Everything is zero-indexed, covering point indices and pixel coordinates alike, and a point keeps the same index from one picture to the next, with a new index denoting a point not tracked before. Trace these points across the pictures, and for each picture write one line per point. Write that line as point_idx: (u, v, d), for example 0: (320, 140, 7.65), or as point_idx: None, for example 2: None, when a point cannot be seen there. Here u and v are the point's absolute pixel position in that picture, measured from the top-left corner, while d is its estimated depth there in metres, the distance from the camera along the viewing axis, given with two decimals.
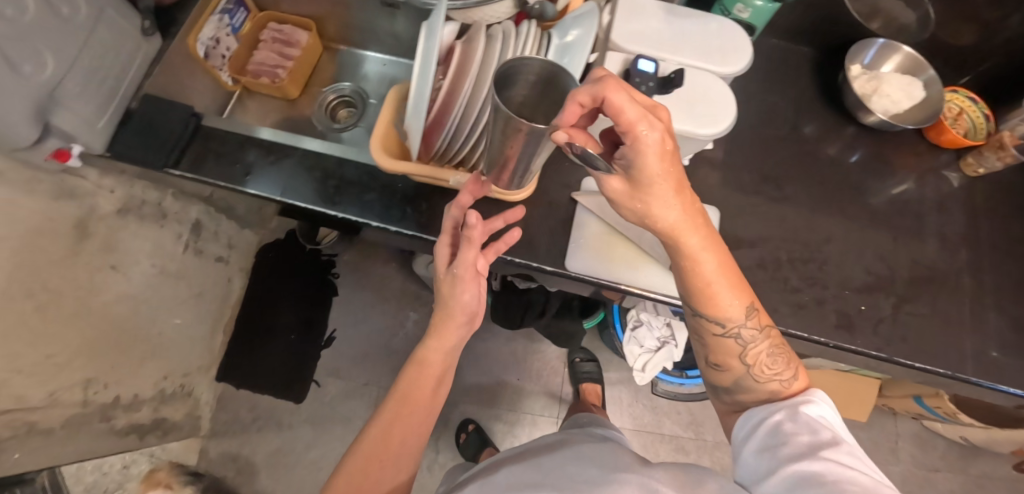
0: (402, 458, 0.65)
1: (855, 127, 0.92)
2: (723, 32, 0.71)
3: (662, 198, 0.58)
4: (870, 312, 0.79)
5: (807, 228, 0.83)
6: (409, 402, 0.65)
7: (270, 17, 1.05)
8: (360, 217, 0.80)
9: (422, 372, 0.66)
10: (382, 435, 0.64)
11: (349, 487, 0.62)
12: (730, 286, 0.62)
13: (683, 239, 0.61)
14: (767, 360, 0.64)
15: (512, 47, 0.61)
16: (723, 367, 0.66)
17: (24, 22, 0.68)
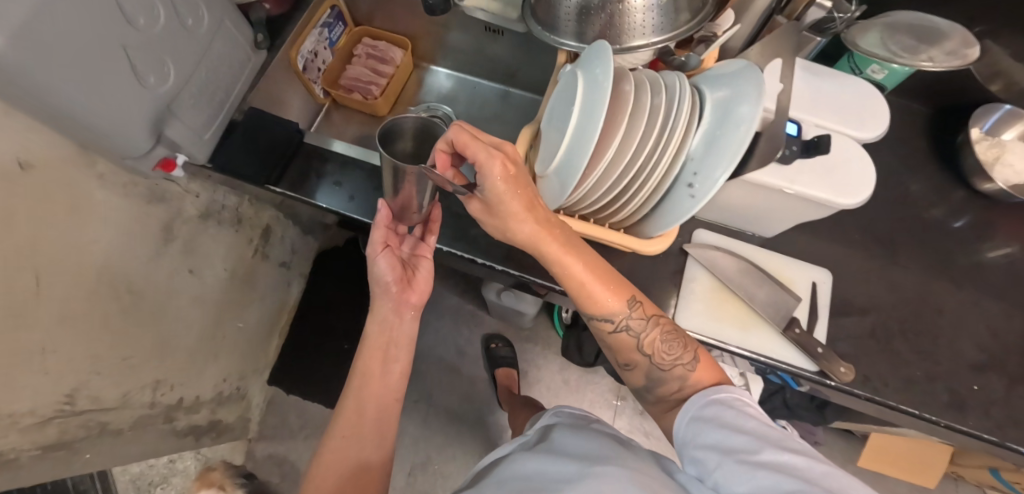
0: (373, 443, 0.66)
1: (967, 191, 0.88)
2: (862, 95, 0.69)
3: (515, 215, 0.61)
4: (982, 391, 0.75)
5: (919, 297, 0.79)
6: (368, 383, 0.69)
7: (365, 32, 1.04)
8: (461, 252, 0.82)
9: (372, 348, 0.70)
10: (349, 422, 0.67)
11: (330, 463, 0.65)
12: (597, 284, 0.64)
13: (545, 247, 0.62)
14: (664, 347, 0.65)
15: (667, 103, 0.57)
16: (632, 365, 0.68)
17: (157, 32, 0.68)
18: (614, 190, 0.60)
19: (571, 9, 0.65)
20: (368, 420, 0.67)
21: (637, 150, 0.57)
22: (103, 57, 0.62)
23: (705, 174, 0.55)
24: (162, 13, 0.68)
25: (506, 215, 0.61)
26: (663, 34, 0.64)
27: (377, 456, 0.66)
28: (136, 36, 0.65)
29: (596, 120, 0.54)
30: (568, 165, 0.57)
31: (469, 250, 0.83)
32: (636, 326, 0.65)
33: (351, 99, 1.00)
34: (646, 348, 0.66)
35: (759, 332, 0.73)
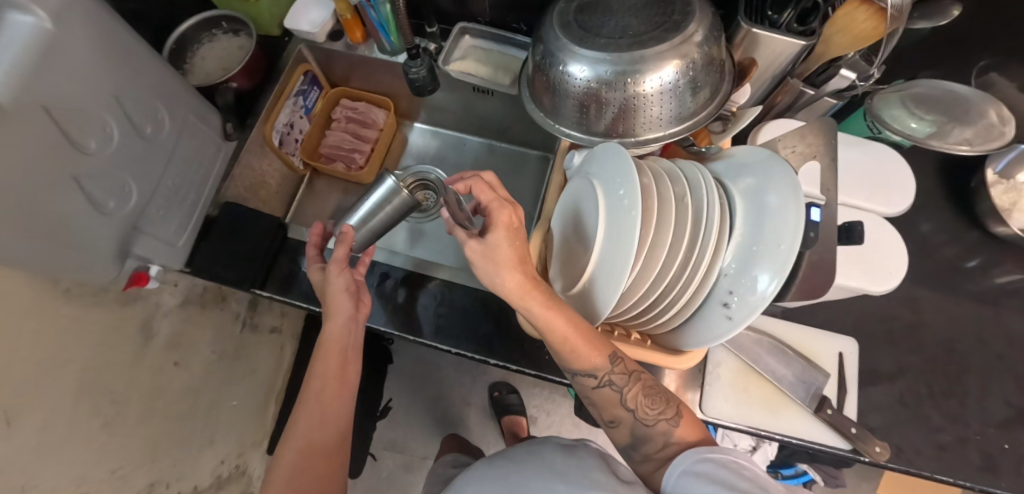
0: (329, 463, 0.61)
1: (980, 232, 0.86)
2: (884, 166, 0.66)
3: (499, 264, 0.54)
4: (1015, 449, 0.73)
5: (945, 354, 0.77)
6: (325, 395, 0.63)
7: (344, 93, 0.97)
8: (474, 354, 0.73)
9: (329, 356, 0.65)
10: (305, 440, 0.61)
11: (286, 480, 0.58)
12: (585, 340, 0.55)
13: (527, 302, 0.54)
14: (647, 400, 0.58)
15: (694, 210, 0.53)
16: (616, 423, 0.60)
17: (112, 151, 0.61)
18: (643, 305, 0.56)
19: (577, 101, 0.59)
20: (323, 436, 0.62)
21: (665, 268, 0.53)
22: (57, 193, 0.55)
23: (743, 294, 0.50)
24: (115, 128, 0.61)
25: (489, 262, 0.55)
26: (680, 123, 0.59)
27: (334, 477, 0.61)
28: (89, 161, 0.58)
29: (625, 252, 0.48)
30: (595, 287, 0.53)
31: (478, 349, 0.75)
32: (620, 382, 0.57)
33: (333, 170, 0.93)
34: (629, 402, 0.58)
35: (789, 414, 0.70)
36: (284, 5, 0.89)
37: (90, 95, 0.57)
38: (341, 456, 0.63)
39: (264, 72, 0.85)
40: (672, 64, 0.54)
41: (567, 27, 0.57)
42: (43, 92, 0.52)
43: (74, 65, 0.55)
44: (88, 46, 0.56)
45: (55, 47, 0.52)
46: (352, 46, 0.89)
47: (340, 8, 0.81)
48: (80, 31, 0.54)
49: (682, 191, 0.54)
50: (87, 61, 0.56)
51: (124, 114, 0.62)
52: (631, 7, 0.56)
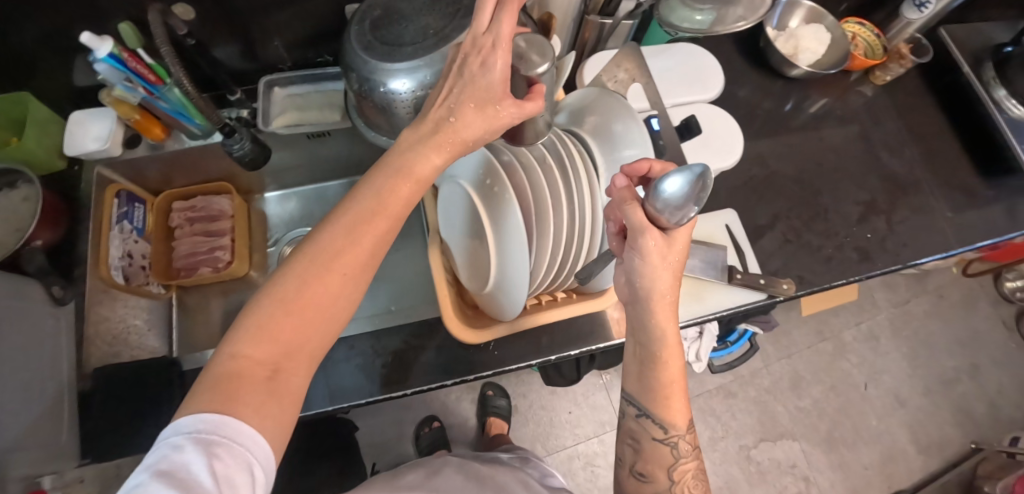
0: (311, 337, 0.46)
1: (783, 79, 1.00)
2: (694, 59, 0.74)
3: (665, 268, 0.54)
4: (875, 237, 0.89)
5: (800, 189, 0.90)
6: (360, 245, 0.48)
7: (172, 196, 0.89)
8: (429, 385, 0.73)
9: (387, 202, 0.49)
10: (302, 289, 0.46)
11: (249, 329, 0.44)
12: (683, 398, 0.61)
13: (668, 330, 0.57)
14: (692, 482, 0.62)
15: (558, 170, 0.55)
16: (647, 478, 0.63)
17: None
18: (556, 268, 0.58)
19: (413, 115, 0.58)
20: (323, 298, 0.46)
21: (559, 229, 0.56)
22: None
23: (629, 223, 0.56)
24: None
25: (659, 264, 0.53)
26: None
27: (311, 354, 0.47)
28: None
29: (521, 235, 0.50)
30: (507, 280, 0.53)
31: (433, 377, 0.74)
32: (683, 449, 0.62)
33: (198, 277, 0.85)
34: (679, 472, 0.62)
35: (714, 294, 0.78)
36: (56, 132, 0.78)
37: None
38: (333, 331, 0.48)
39: (68, 215, 0.75)
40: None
41: (370, 48, 0.56)
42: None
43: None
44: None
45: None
46: (158, 144, 0.81)
47: (123, 113, 0.72)
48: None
49: (542, 157, 0.56)
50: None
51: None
52: (422, 7, 0.56)
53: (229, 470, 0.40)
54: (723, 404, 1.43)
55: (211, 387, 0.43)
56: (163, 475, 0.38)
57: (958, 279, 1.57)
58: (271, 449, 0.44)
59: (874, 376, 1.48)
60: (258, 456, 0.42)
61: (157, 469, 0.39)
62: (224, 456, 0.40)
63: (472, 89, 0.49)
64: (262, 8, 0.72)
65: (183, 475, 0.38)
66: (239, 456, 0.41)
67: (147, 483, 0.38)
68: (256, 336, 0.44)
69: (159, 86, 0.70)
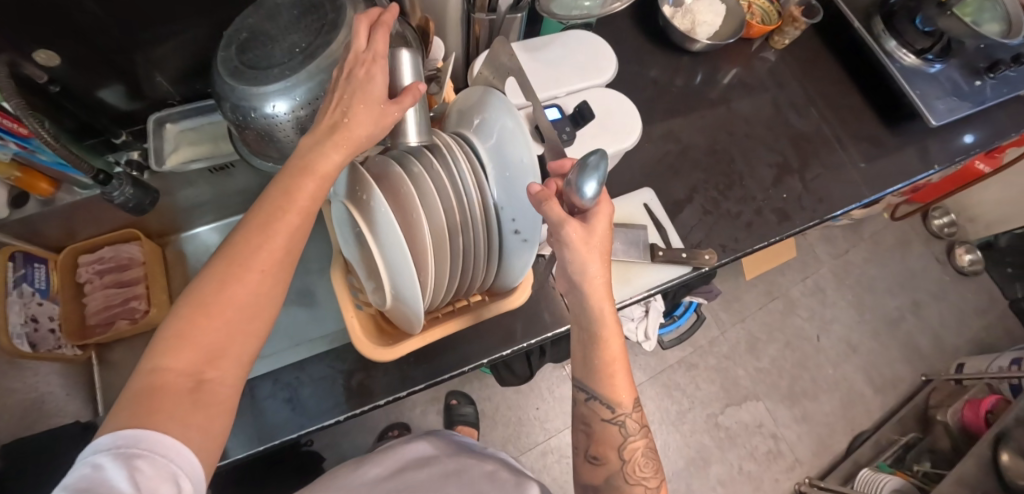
0: (233, 341, 0.46)
1: (689, 55, 1.01)
2: (582, 46, 0.74)
3: (593, 251, 0.55)
4: (791, 196, 0.91)
5: (715, 159, 0.92)
6: (269, 244, 0.47)
7: (76, 252, 0.84)
8: (361, 408, 0.73)
9: (293, 198, 0.49)
10: (214, 294, 0.45)
11: (165, 341, 0.44)
12: (627, 373, 0.61)
13: (604, 306, 0.58)
14: (642, 461, 0.63)
15: (446, 174, 0.55)
16: (600, 461, 0.64)
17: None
18: (460, 273, 0.57)
19: (297, 136, 0.57)
20: (238, 301, 0.46)
21: (454, 235, 0.55)
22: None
23: (524, 220, 0.55)
24: None
25: (588, 249, 0.55)
26: None
27: (236, 359, 0.46)
28: None
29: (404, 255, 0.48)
30: (400, 292, 0.52)
31: (371, 397, 0.74)
32: (632, 428, 0.63)
33: (116, 331, 0.81)
34: (629, 452, 0.63)
35: (639, 274, 0.79)
36: None
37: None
38: (257, 334, 0.48)
39: None
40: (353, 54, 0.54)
41: (237, 73, 0.54)
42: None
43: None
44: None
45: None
46: (47, 201, 0.76)
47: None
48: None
49: (427, 164, 0.55)
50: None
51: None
52: (288, 25, 0.55)
53: (153, 482, 0.39)
54: (686, 376, 1.44)
55: (131, 405, 0.42)
56: (81, 493, 0.37)
57: (892, 223, 1.62)
58: (201, 459, 0.43)
59: (825, 326, 1.52)
60: (184, 466, 0.41)
61: (76, 486, 0.38)
62: (147, 467, 0.39)
63: (358, 93, 0.50)
64: (132, 42, 0.68)
65: (103, 490, 0.38)
66: (161, 467, 0.40)
67: None
68: (174, 347, 0.44)
69: (31, 139, 0.66)
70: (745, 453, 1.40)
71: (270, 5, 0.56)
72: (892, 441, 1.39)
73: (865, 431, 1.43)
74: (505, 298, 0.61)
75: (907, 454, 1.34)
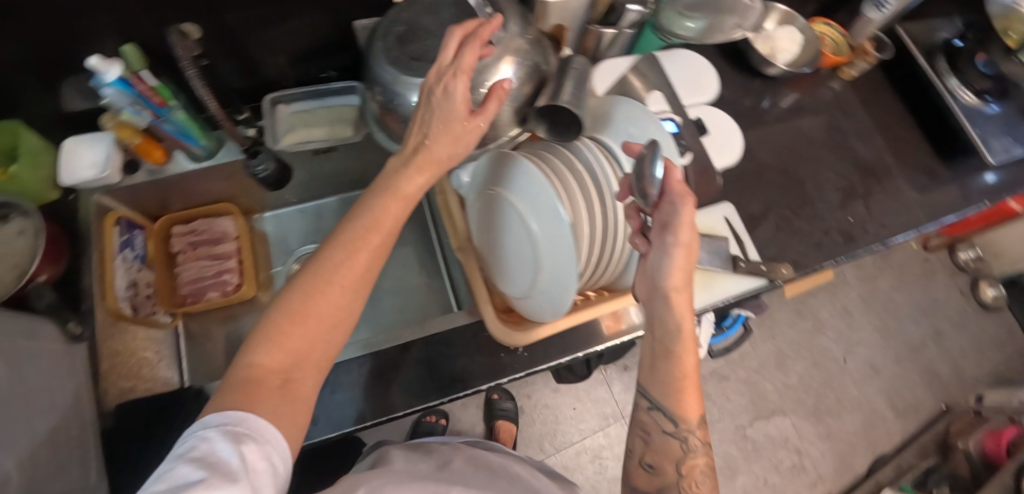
0: (318, 348, 0.48)
1: (761, 79, 1.06)
2: (690, 64, 0.79)
3: (679, 257, 0.54)
4: (857, 219, 0.95)
5: (785, 179, 0.97)
6: (358, 257, 0.49)
7: (171, 221, 0.87)
8: (465, 391, 0.70)
9: (381, 218, 0.51)
10: (306, 298, 0.47)
11: (260, 338, 0.46)
12: (696, 385, 0.57)
13: (687, 322, 0.56)
14: (702, 479, 0.58)
15: (592, 173, 0.59)
16: (656, 471, 0.59)
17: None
18: (593, 266, 0.60)
19: None
20: (325, 308, 0.48)
21: (594, 230, 0.58)
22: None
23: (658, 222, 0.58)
24: None
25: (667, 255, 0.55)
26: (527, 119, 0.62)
27: (319, 366, 0.49)
28: None
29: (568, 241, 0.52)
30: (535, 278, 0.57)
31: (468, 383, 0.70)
32: (694, 444, 0.58)
33: (207, 303, 0.84)
34: (688, 466, 0.58)
35: (721, 283, 0.83)
36: (49, 160, 0.74)
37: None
38: (337, 342, 0.50)
39: (68, 246, 0.71)
40: (506, 61, 0.57)
41: (398, 63, 0.57)
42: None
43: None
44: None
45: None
46: (157, 169, 0.78)
47: (127, 136, 0.69)
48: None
49: (574, 165, 0.59)
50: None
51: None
52: (447, 23, 0.58)
53: (255, 460, 0.41)
54: (717, 387, 1.48)
55: (230, 391, 0.45)
56: (194, 460, 0.40)
57: (919, 254, 1.67)
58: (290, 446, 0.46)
59: (851, 349, 1.55)
60: (277, 448, 0.44)
61: (190, 456, 0.40)
62: (251, 443, 0.42)
63: (441, 114, 0.51)
64: (253, 24, 0.71)
65: (212, 460, 0.40)
66: (262, 449, 0.42)
67: (177, 467, 0.39)
68: (268, 346, 0.46)
69: (165, 107, 0.69)
70: (769, 466, 1.43)
71: (428, 5, 0.59)
72: (913, 465, 1.43)
73: (886, 453, 1.47)
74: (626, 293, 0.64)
75: (928, 478, 1.38)
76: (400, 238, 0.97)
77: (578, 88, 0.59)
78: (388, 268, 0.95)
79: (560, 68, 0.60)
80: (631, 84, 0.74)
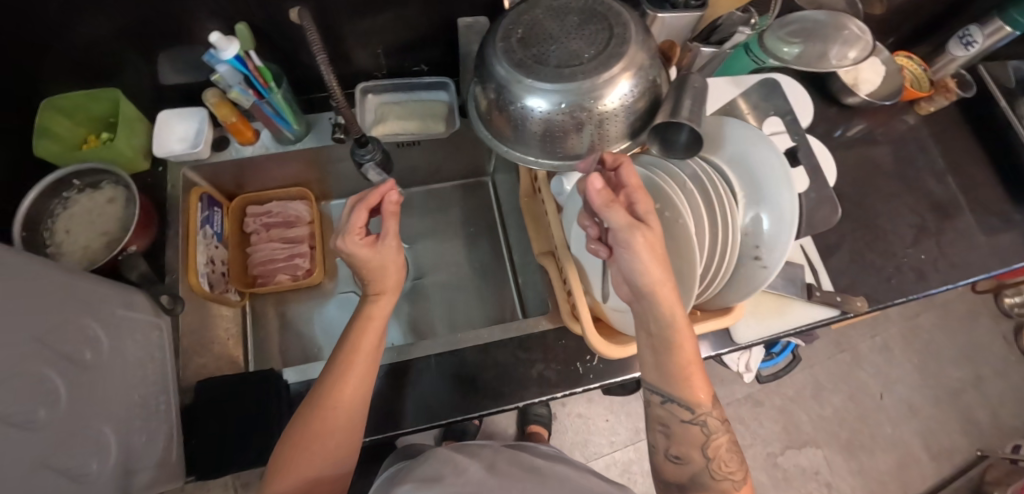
0: (328, 461, 0.57)
1: (837, 107, 1.05)
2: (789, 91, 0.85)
3: (656, 260, 0.54)
4: (929, 257, 0.94)
5: (857, 211, 0.96)
6: (344, 385, 0.58)
7: (247, 200, 0.87)
8: (541, 397, 0.69)
9: (358, 342, 0.60)
10: (299, 428, 0.57)
11: (273, 471, 0.56)
12: (702, 374, 0.59)
13: (675, 313, 0.56)
14: (727, 455, 0.60)
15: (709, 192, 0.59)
16: (683, 460, 0.60)
17: (62, 413, 0.46)
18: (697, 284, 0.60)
19: (553, 133, 0.59)
20: (322, 435, 0.57)
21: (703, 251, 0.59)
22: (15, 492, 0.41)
23: (769, 247, 0.58)
24: (69, 377, 0.47)
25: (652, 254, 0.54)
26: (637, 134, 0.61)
27: (334, 474, 0.58)
28: (54, 433, 0.45)
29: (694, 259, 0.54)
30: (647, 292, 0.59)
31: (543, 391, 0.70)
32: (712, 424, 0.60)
33: (278, 285, 0.83)
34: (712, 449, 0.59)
35: (796, 310, 0.82)
36: (141, 131, 0.75)
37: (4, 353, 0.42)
38: (346, 453, 0.59)
39: (158, 217, 0.72)
40: (625, 77, 0.56)
41: (521, 65, 0.56)
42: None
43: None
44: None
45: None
46: (243, 148, 0.79)
47: (222, 114, 0.71)
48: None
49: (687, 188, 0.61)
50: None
51: (56, 355, 0.47)
52: (572, 30, 0.57)
53: None
54: (751, 412, 1.46)
55: None
56: None
57: (966, 295, 1.63)
58: None
59: (889, 385, 1.53)
60: None
61: None
62: None
63: (360, 265, 0.59)
64: (358, 12, 0.71)
65: None
66: None
67: None
68: (281, 477, 0.55)
69: (268, 89, 0.69)
70: None
71: (552, 9, 0.59)
72: None
73: None
74: (719, 317, 0.61)
75: None
76: (467, 236, 0.97)
77: (696, 106, 0.58)
78: (453, 264, 0.95)
79: (678, 83, 0.59)
80: (739, 107, 0.77)
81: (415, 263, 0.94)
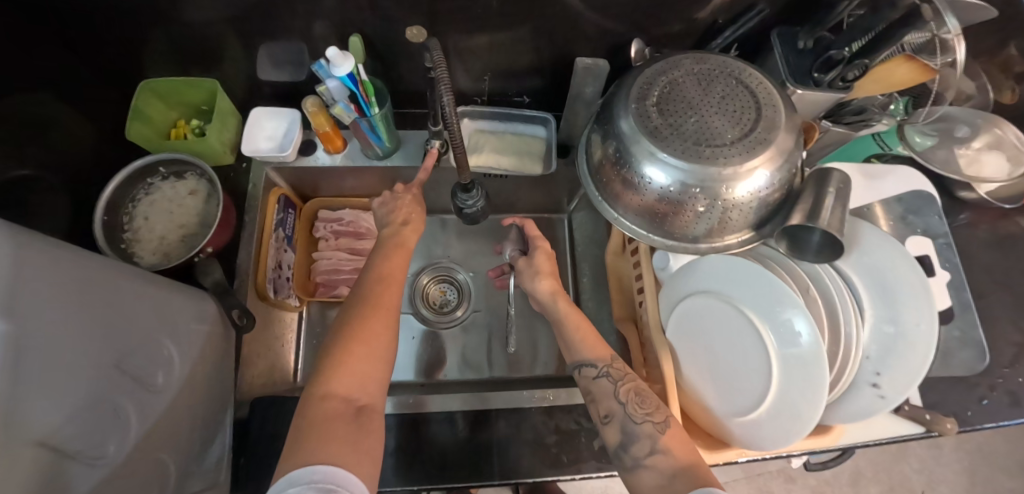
0: (377, 369, 0.52)
1: None
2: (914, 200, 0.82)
3: (542, 273, 0.66)
4: None
5: None
6: (385, 287, 0.57)
7: (320, 204, 0.84)
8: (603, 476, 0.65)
9: (393, 250, 0.61)
10: (356, 327, 0.53)
11: (321, 376, 0.50)
12: (595, 334, 0.60)
13: (557, 301, 0.64)
14: (637, 397, 0.54)
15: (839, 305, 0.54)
16: (607, 417, 0.54)
17: (127, 439, 0.44)
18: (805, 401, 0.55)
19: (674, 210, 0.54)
20: (375, 338, 0.53)
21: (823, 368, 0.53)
22: None
23: (892, 374, 0.54)
24: (137, 400, 0.45)
25: (530, 274, 0.67)
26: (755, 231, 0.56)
27: (379, 379, 0.52)
28: (118, 462, 0.42)
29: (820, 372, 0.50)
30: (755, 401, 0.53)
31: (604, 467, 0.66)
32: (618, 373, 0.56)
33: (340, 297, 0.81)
34: (624, 390, 0.55)
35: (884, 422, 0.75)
36: (231, 125, 0.74)
37: (84, 376, 0.40)
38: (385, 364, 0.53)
39: (236, 216, 0.70)
40: (764, 168, 0.51)
41: (656, 133, 0.52)
42: (21, 414, 0.34)
43: (57, 346, 0.37)
44: (60, 307, 0.38)
45: (22, 337, 0.35)
46: (329, 157, 0.76)
47: (319, 122, 0.68)
48: (49, 298, 0.37)
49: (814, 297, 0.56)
50: (64, 330, 0.38)
51: (127, 379, 0.44)
52: (715, 105, 0.53)
53: None
54: (783, 488, 1.41)
55: (308, 427, 0.47)
56: None
57: None
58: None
59: (933, 484, 1.44)
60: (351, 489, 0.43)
61: None
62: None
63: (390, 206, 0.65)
64: (472, 35, 0.67)
65: None
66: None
67: None
68: (338, 374, 0.50)
69: (370, 105, 0.66)
70: None
71: (694, 76, 0.55)
72: None
73: None
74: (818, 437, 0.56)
75: None
76: None
77: (838, 209, 0.52)
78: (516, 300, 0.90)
79: (817, 175, 0.53)
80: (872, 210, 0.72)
81: (478, 293, 0.90)
